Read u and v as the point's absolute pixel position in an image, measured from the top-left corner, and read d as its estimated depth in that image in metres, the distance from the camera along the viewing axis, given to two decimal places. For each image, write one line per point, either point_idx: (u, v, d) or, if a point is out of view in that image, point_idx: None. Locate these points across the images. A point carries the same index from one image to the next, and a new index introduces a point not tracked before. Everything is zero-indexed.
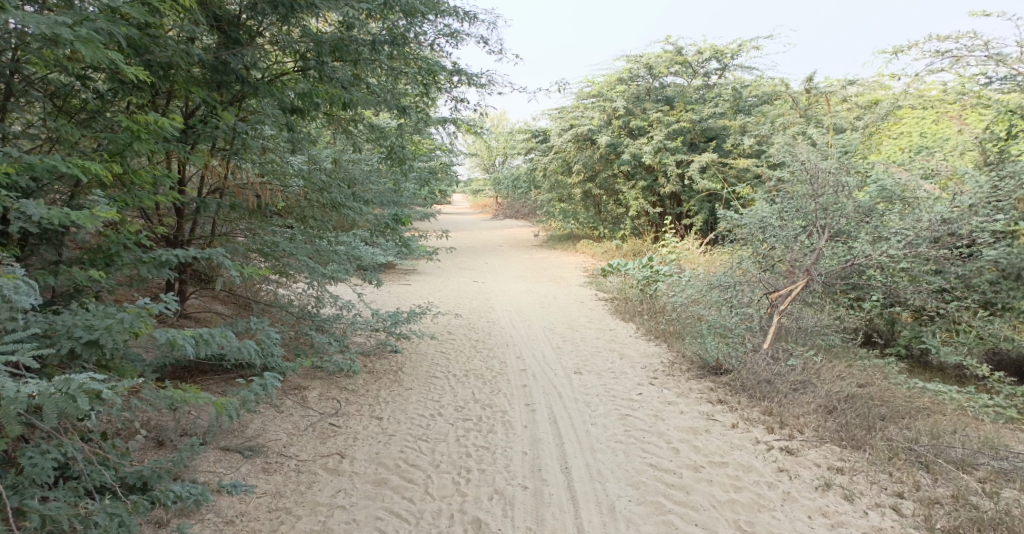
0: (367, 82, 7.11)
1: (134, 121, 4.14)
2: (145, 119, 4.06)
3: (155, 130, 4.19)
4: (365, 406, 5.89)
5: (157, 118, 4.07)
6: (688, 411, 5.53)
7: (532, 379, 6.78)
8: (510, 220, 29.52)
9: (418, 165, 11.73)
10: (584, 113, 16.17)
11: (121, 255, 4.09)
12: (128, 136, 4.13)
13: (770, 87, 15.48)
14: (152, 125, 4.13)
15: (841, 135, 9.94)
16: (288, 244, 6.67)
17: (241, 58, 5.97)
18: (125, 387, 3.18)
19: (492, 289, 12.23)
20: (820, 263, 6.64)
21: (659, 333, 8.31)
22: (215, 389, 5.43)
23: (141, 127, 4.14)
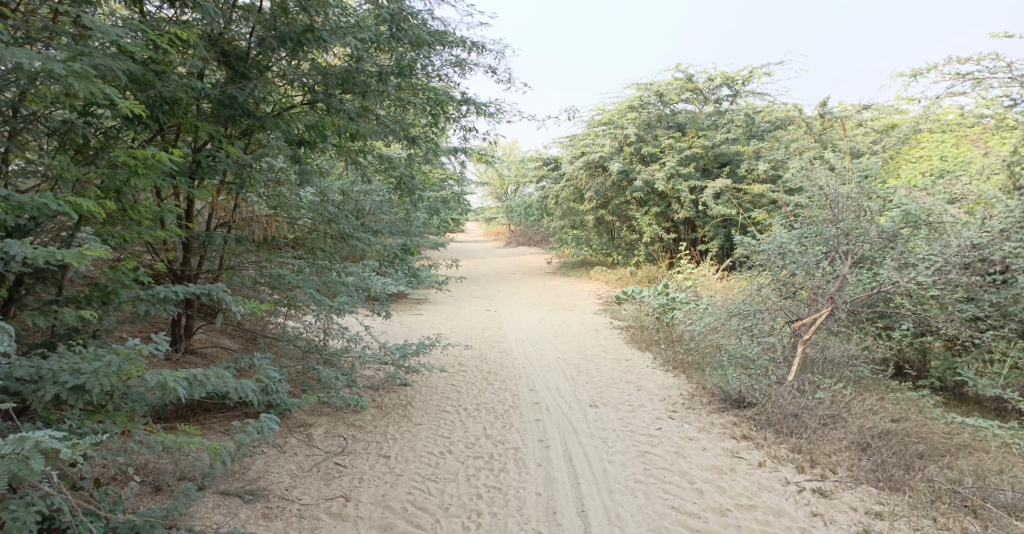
0: (376, 114, 7.00)
1: (131, 155, 4.03)
2: (144, 154, 3.94)
3: (154, 166, 4.08)
4: (373, 443, 5.67)
5: (155, 153, 3.95)
6: (711, 448, 5.25)
7: (546, 413, 6.52)
8: (522, 247, 29.38)
9: (428, 194, 11.64)
10: (596, 141, 16.07)
11: (118, 293, 3.94)
12: (125, 170, 4.02)
13: (782, 112, 15.21)
14: (150, 159, 4.01)
15: (859, 160, 9.72)
16: (295, 276, 6.53)
17: (247, 92, 5.86)
18: (88, 444, 3.13)
19: (505, 318, 12.02)
20: (844, 290, 6.42)
21: (676, 364, 8.04)
22: (218, 428, 5.26)
23: (139, 162, 4.03)
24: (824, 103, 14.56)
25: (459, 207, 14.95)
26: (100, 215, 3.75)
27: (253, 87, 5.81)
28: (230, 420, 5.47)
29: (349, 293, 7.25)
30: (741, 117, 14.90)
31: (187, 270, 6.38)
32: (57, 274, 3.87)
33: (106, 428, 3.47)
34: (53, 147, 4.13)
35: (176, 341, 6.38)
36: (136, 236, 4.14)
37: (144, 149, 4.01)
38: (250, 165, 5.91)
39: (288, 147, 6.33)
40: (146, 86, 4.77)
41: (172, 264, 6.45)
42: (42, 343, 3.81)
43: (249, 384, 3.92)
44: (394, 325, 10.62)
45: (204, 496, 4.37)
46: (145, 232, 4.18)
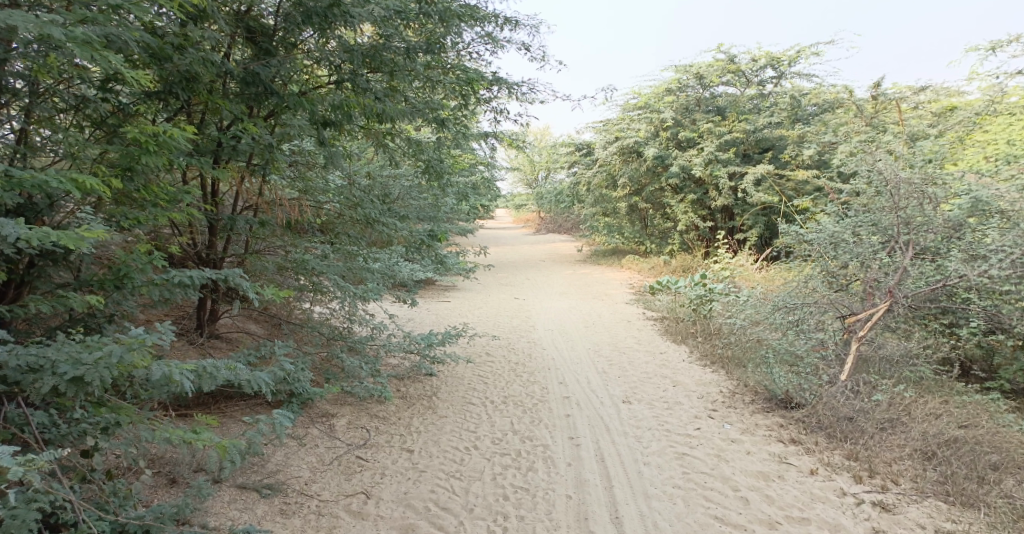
0: (404, 94, 6.69)
1: (141, 131, 3.73)
2: (155, 131, 3.62)
3: (168, 144, 3.77)
4: (396, 437, 5.42)
5: (167, 128, 3.65)
6: (757, 452, 4.89)
7: (576, 408, 6.20)
8: (552, 235, 28.98)
9: (458, 179, 11.38)
10: (631, 125, 15.59)
11: (132, 277, 3.68)
12: (138, 147, 3.73)
13: (830, 95, 14.59)
14: (162, 136, 3.70)
15: (915, 145, 9.13)
16: (318, 261, 6.29)
17: (271, 69, 5.57)
18: (44, 460, 2.76)
19: (535, 307, 11.73)
20: (904, 284, 6.14)
21: (715, 358, 7.65)
22: (239, 415, 5.05)
23: (151, 139, 3.73)
24: (876, 85, 13.92)
25: (490, 193, 14.65)
26: (107, 195, 3.48)
27: (278, 64, 5.52)
28: (254, 408, 5.25)
29: (376, 279, 6.99)
30: (785, 100, 14.26)
31: (213, 252, 6.18)
32: (69, 256, 3.63)
33: (112, 420, 3.24)
34: (67, 123, 3.89)
35: (202, 325, 6.21)
36: (151, 218, 3.87)
37: (156, 125, 3.70)
38: (272, 146, 5.66)
39: (314, 127, 6.08)
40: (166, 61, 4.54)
41: (196, 246, 6.24)
42: (54, 328, 3.61)
43: (263, 377, 3.72)
44: (422, 313, 10.38)
45: (219, 490, 4.14)
46: (161, 213, 3.92)
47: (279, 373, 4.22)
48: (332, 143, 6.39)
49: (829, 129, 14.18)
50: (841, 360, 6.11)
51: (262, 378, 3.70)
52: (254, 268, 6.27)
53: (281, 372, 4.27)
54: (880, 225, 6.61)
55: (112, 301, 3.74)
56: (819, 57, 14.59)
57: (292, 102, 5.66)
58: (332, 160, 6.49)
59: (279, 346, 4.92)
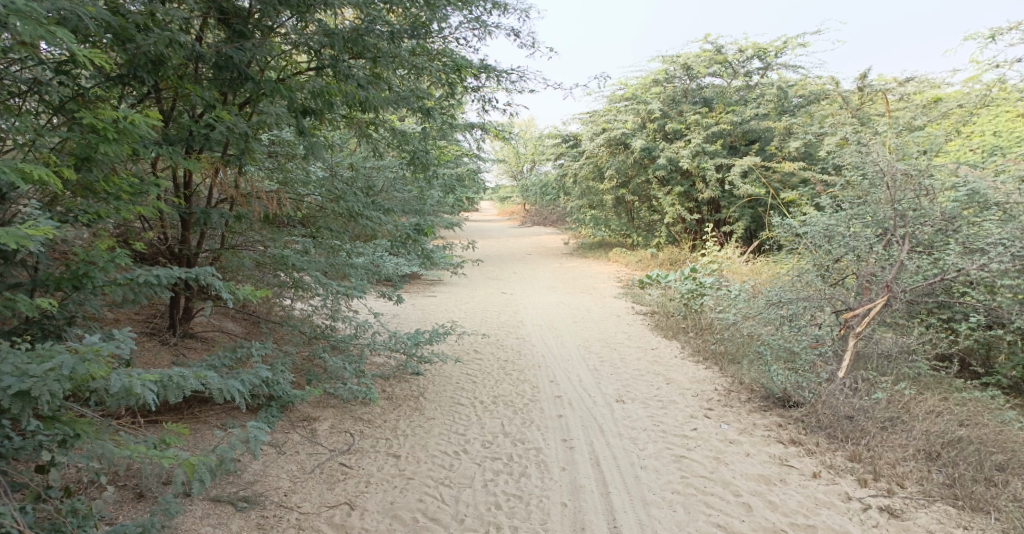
0: (387, 82, 6.44)
1: (99, 117, 3.44)
2: (114, 116, 3.35)
3: (129, 131, 3.51)
4: (381, 441, 5.20)
5: (127, 114, 3.36)
6: (756, 454, 4.73)
7: (569, 408, 6.01)
8: (537, 227, 28.77)
9: (443, 171, 11.13)
10: (618, 117, 15.40)
11: (92, 276, 3.41)
12: (96, 135, 3.44)
13: (817, 86, 14.50)
14: (121, 122, 3.41)
15: (905, 136, 9.03)
16: (298, 258, 6.03)
17: (244, 53, 5.25)
18: None
19: (522, 302, 11.53)
20: (901, 278, 5.99)
21: (707, 354, 7.50)
22: (214, 421, 4.79)
23: (110, 125, 3.44)
24: (863, 75, 13.85)
25: (475, 186, 14.39)
26: (59, 186, 3.19)
27: (253, 48, 5.23)
28: (231, 413, 5.00)
29: (359, 276, 6.74)
30: (772, 91, 14.15)
31: (187, 249, 5.90)
32: (21, 254, 3.34)
33: (70, 435, 2.99)
34: (20, 109, 3.61)
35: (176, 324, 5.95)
36: (113, 212, 3.58)
37: (115, 111, 3.43)
38: (249, 136, 5.39)
39: (293, 116, 5.80)
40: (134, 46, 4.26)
41: (170, 243, 5.95)
42: (5, 333, 3.33)
43: (237, 384, 3.48)
44: (406, 310, 10.14)
45: (192, 504, 3.91)
46: (125, 206, 3.65)
47: (256, 378, 3.98)
48: (313, 134, 6.12)
49: (816, 120, 14.10)
50: (838, 356, 5.97)
51: (235, 386, 3.47)
52: (230, 265, 6.00)
53: (258, 378, 4.04)
54: (876, 217, 6.47)
55: (74, 302, 3.48)
56: (805, 48, 14.48)
57: (269, 89, 5.37)
58: (312, 151, 6.22)
59: (256, 351, 4.77)
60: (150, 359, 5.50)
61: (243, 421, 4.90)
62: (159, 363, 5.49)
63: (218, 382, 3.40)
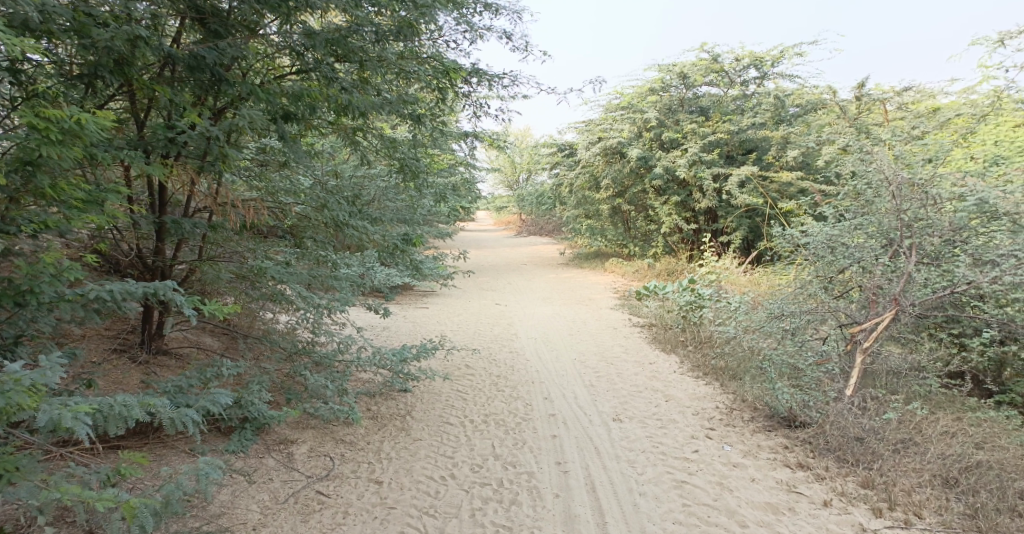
0: (374, 87, 6.19)
1: (41, 116, 3.21)
2: (56, 114, 3.12)
3: (75, 131, 3.27)
4: (363, 465, 4.90)
5: (71, 112, 3.12)
6: (762, 480, 4.48)
7: (563, 427, 5.72)
8: (534, 237, 28.47)
9: (436, 180, 10.87)
10: (613, 126, 15.20)
11: (40, 289, 3.27)
12: (38, 137, 3.21)
13: (815, 94, 14.31)
14: (64, 121, 3.16)
15: (909, 144, 8.80)
16: (278, 270, 5.75)
17: (217, 53, 4.99)
18: None
19: (516, 313, 11.24)
20: (910, 291, 5.74)
21: (708, 369, 7.23)
22: (182, 446, 4.49)
23: (53, 126, 3.20)
24: (861, 83, 13.67)
25: (469, 195, 14.14)
26: None
27: (228, 49, 4.98)
28: (201, 436, 4.70)
29: (344, 288, 6.46)
30: (769, 100, 13.96)
31: (161, 261, 5.62)
32: None
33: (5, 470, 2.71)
34: None
35: (150, 340, 5.68)
36: (62, 221, 3.35)
37: (60, 110, 3.20)
38: (223, 141, 5.11)
39: (272, 121, 5.54)
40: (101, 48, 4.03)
41: (143, 255, 5.70)
42: None
43: (193, 411, 3.24)
44: (396, 322, 9.84)
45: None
46: (76, 216, 3.40)
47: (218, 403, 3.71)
48: (294, 139, 5.85)
49: (814, 129, 13.90)
50: (845, 373, 5.70)
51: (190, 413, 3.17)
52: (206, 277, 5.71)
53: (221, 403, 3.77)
54: (882, 227, 6.22)
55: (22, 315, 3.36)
56: (803, 56, 14.30)
57: (244, 91, 5.11)
58: (293, 157, 5.94)
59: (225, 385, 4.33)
60: (118, 379, 5.22)
61: (215, 446, 4.59)
62: (128, 383, 5.21)
63: (169, 409, 3.14)
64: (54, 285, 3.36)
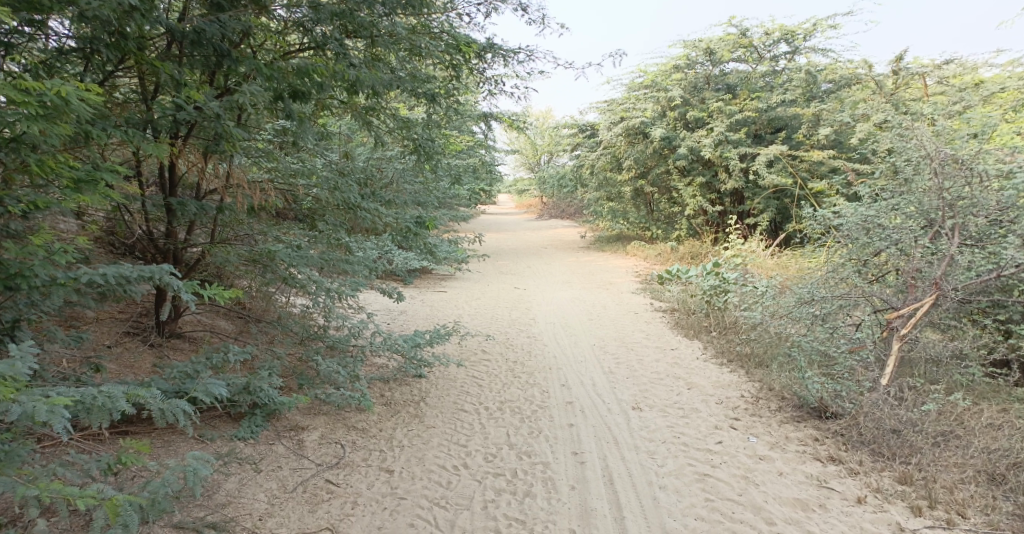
0: (387, 63, 5.98)
1: (21, 89, 3.13)
2: (35, 86, 3.05)
3: (58, 104, 3.18)
4: (374, 453, 4.75)
5: (50, 82, 3.03)
6: (790, 474, 4.25)
7: (580, 416, 5.53)
8: (556, 220, 28.17)
9: (455, 161, 10.67)
10: (636, 105, 14.84)
11: (32, 271, 3.20)
12: (20, 111, 3.14)
13: (848, 70, 13.78)
14: (45, 93, 3.08)
15: (949, 120, 8.37)
16: (288, 253, 5.56)
17: (219, 26, 4.73)
18: None
19: (536, 297, 11.04)
20: (951, 274, 5.43)
21: (733, 355, 6.97)
22: (191, 432, 4.30)
23: (35, 99, 3.12)
24: (897, 58, 13.14)
25: (489, 177, 13.91)
26: None
27: (229, 22, 4.73)
28: (210, 422, 4.50)
29: (358, 271, 6.29)
30: (800, 76, 13.48)
31: (172, 242, 5.44)
32: None
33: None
34: None
35: (163, 324, 5.53)
36: (54, 201, 3.27)
37: (40, 82, 3.12)
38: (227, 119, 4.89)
39: (279, 98, 5.29)
40: (100, 22, 3.88)
41: (154, 237, 5.58)
42: None
43: (185, 403, 3.16)
44: (414, 307, 9.68)
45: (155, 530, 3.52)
46: (70, 195, 3.33)
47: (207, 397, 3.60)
48: (304, 118, 5.62)
49: (846, 106, 13.41)
50: (881, 361, 5.40)
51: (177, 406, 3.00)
52: (216, 260, 5.56)
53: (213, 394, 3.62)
54: (921, 207, 5.88)
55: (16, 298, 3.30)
56: (836, 30, 13.77)
57: (248, 66, 4.84)
58: (302, 137, 5.73)
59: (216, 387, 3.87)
60: (130, 363, 5.04)
61: (224, 433, 4.44)
62: (139, 367, 5.02)
63: (159, 400, 3.06)
64: (48, 268, 3.22)
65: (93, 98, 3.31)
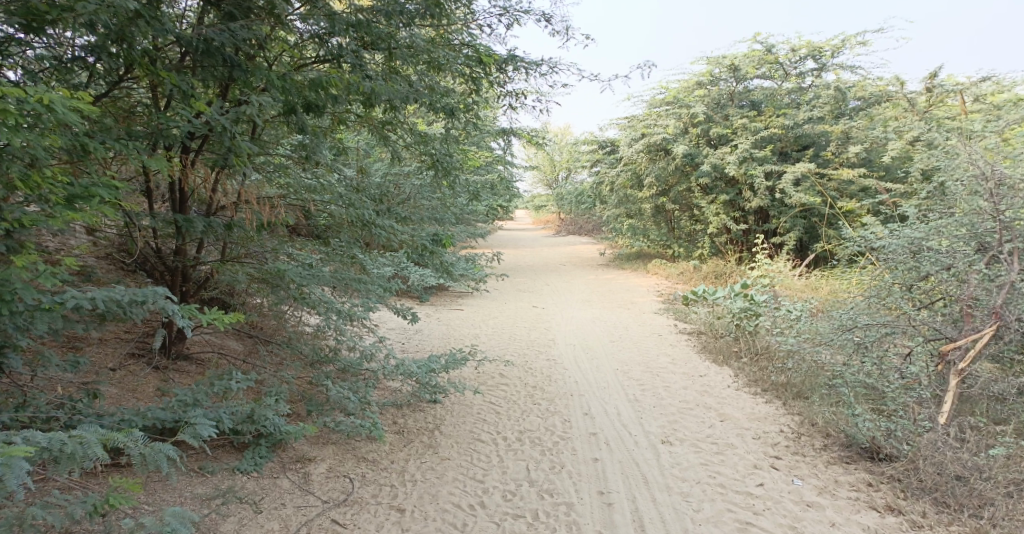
0: (405, 74, 5.70)
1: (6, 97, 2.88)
2: (18, 93, 2.79)
3: (44, 113, 2.92)
4: (385, 488, 4.40)
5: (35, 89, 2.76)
6: (844, 525, 4.00)
7: (606, 449, 5.16)
8: (572, 236, 27.78)
9: (472, 177, 10.37)
10: (659, 121, 14.49)
11: (14, 295, 2.92)
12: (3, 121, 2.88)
13: (878, 87, 13.39)
14: (30, 101, 2.82)
15: (993, 138, 7.94)
16: (299, 272, 5.24)
17: (230, 35, 4.37)
18: None
19: (555, 317, 10.66)
20: (1013, 304, 5.03)
21: (767, 385, 6.55)
22: (191, 466, 3.96)
23: (19, 108, 2.86)
24: (930, 76, 12.77)
25: (508, 193, 13.58)
26: None
27: (240, 31, 4.36)
28: (211, 454, 4.16)
29: (371, 291, 5.95)
30: (828, 93, 13.10)
31: (182, 258, 5.15)
32: None
33: None
34: None
35: (170, 344, 5.22)
36: (41, 219, 3.00)
37: (24, 89, 2.86)
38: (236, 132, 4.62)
39: (291, 111, 4.91)
40: (106, 31, 3.65)
41: (161, 252, 5.30)
42: None
43: (169, 447, 2.79)
44: (428, 326, 9.33)
45: None
46: (59, 212, 3.06)
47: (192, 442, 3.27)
48: (316, 134, 5.22)
49: (877, 124, 13.00)
50: (936, 398, 4.98)
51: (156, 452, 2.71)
52: (224, 278, 5.25)
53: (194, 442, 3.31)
54: (975, 231, 5.47)
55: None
56: (865, 46, 13.40)
57: (261, 77, 4.52)
58: (315, 152, 5.34)
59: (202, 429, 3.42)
60: (131, 387, 4.72)
61: (227, 466, 4.08)
62: (141, 391, 4.71)
63: (139, 443, 2.72)
64: (32, 292, 2.94)
65: (82, 108, 3.07)
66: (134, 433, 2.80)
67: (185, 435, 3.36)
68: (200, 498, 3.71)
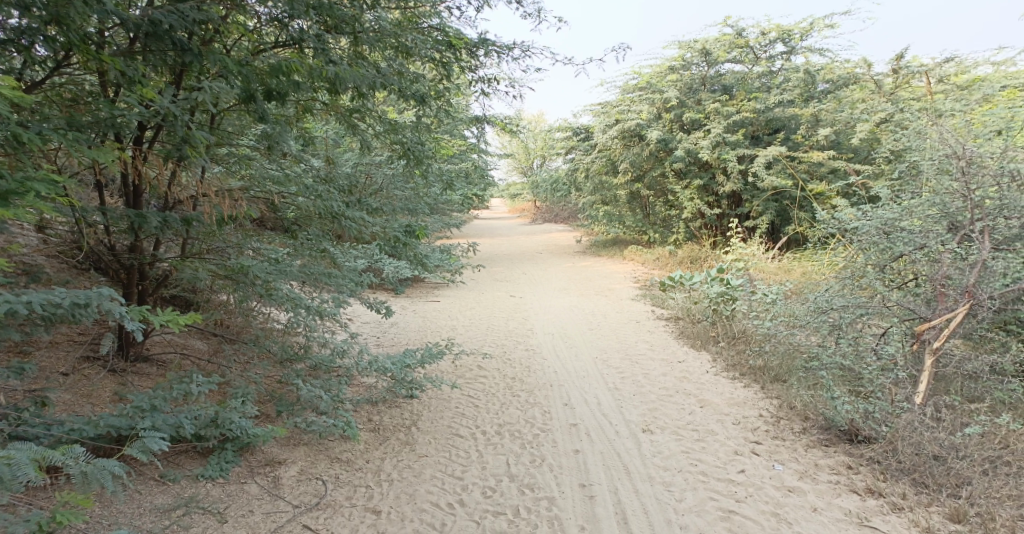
0: (370, 60, 5.53)
1: None
2: None
3: None
4: (360, 490, 4.28)
5: None
6: (825, 510, 3.98)
7: (586, 440, 5.10)
8: (549, 225, 27.71)
9: (445, 167, 10.22)
10: (631, 107, 14.43)
11: None
12: None
13: (846, 69, 13.47)
14: None
15: (961, 117, 7.99)
16: (264, 268, 5.07)
17: (179, 17, 4.15)
18: None
19: (532, 306, 10.58)
20: (986, 282, 5.05)
21: (745, 369, 6.53)
22: (151, 473, 3.81)
23: None
24: (898, 57, 12.88)
25: (482, 182, 13.45)
26: None
27: (190, 12, 4.14)
28: (174, 460, 4.01)
29: (342, 286, 5.78)
30: (798, 76, 13.14)
31: (137, 258, 4.96)
32: None
33: None
34: None
35: (127, 347, 5.04)
36: None
37: None
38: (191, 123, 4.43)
39: (250, 98, 4.69)
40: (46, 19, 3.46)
41: (116, 251, 5.09)
42: None
43: (114, 464, 2.72)
44: (404, 319, 9.19)
45: None
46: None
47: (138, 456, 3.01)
48: (279, 124, 5.02)
49: (846, 106, 13.09)
50: (912, 378, 4.98)
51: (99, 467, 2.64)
52: (185, 277, 5.07)
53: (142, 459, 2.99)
54: (947, 210, 5.48)
55: None
56: (834, 28, 13.46)
57: (214, 62, 4.34)
58: (278, 143, 5.13)
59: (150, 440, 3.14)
60: (87, 392, 4.54)
61: (190, 472, 3.94)
62: (97, 397, 4.54)
63: (80, 461, 2.64)
64: None
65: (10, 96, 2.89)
66: (75, 450, 2.70)
67: (133, 449, 3.09)
68: (161, 509, 3.57)
